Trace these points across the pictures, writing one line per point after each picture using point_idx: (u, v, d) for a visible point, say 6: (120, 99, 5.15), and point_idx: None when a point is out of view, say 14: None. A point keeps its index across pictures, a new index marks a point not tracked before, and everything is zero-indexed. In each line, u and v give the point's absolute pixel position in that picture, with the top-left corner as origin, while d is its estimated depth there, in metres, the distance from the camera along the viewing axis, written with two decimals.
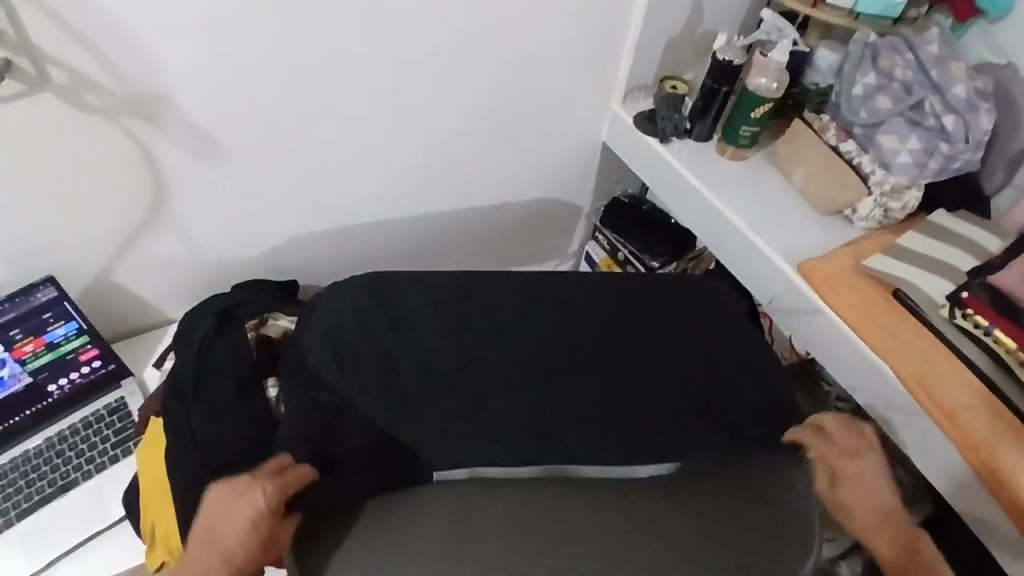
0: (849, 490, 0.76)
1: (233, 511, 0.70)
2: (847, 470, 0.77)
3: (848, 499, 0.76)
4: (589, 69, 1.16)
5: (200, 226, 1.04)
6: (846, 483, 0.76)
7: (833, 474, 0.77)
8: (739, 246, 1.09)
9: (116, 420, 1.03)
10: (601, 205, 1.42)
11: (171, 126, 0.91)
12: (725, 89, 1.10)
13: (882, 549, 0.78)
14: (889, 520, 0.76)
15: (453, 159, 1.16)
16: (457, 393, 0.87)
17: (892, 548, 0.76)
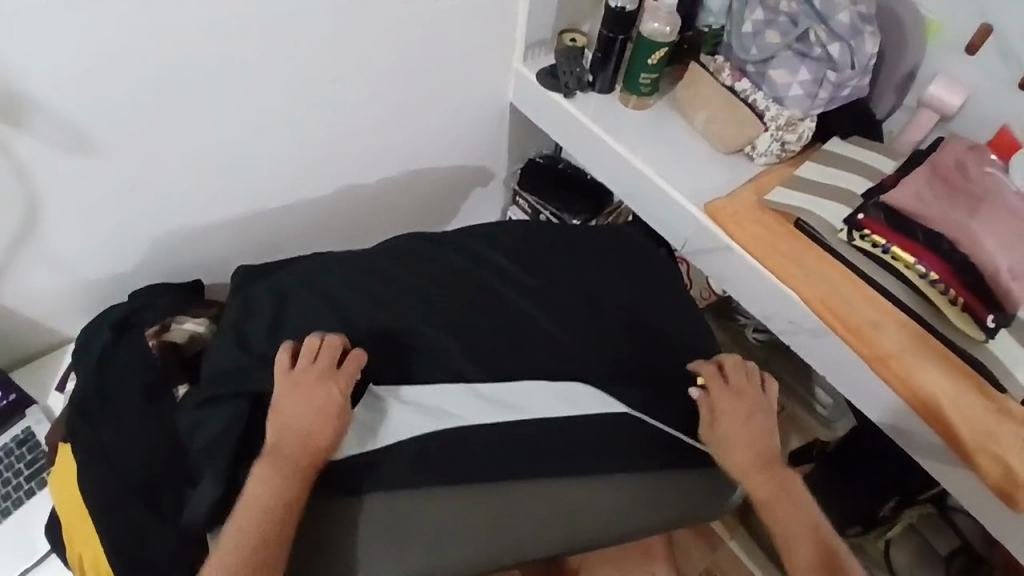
0: (727, 411, 0.85)
1: (309, 392, 0.77)
2: (729, 410, 0.85)
3: (728, 417, 0.85)
4: (486, 28, 1.13)
5: (87, 232, 0.97)
6: (727, 416, 0.85)
7: (718, 411, 0.85)
8: (650, 193, 1.10)
9: (27, 451, 0.96)
10: (516, 168, 1.41)
11: (37, 128, 0.84)
12: (621, 37, 1.10)
13: (757, 466, 0.82)
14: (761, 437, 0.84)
15: (356, 135, 1.13)
16: (403, 419, 0.81)
17: (763, 485, 0.82)
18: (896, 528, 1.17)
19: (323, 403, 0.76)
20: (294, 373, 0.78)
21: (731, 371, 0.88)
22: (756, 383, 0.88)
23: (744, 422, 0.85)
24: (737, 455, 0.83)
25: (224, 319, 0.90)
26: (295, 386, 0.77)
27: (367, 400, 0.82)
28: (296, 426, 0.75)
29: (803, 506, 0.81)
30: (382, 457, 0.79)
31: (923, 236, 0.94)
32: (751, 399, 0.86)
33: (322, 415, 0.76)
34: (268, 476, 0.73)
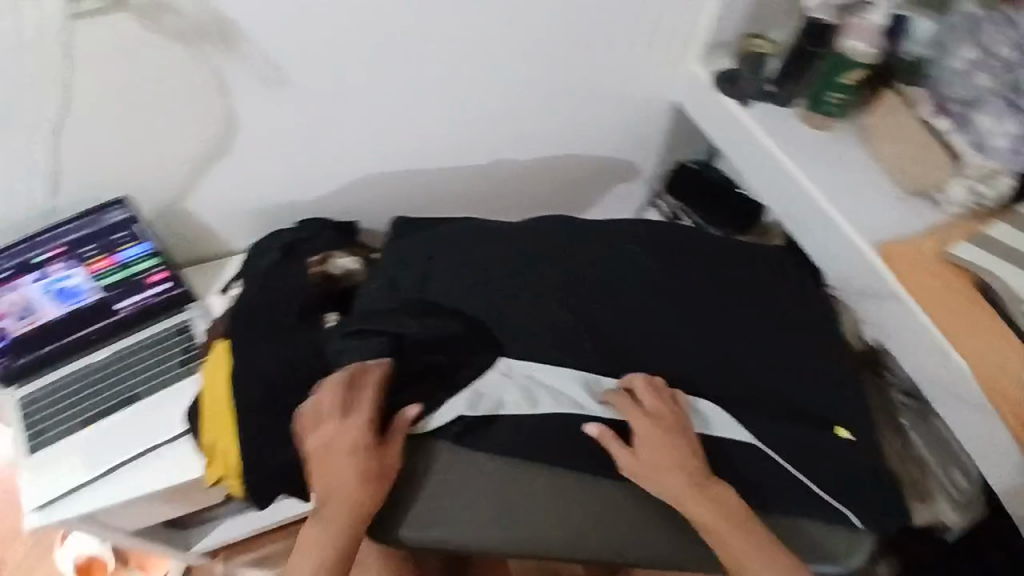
0: (646, 435, 0.84)
1: (327, 425, 0.84)
2: (650, 438, 0.84)
3: (645, 441, 0.84)
4: (671, 24, 1.10)
5: (267, 158, 1.05)
6: (646, 441, 0.84)
7: (638, 450, 0.84)
8: (812, 221, 1.04)
9: (182, 340, 1.04)
10: (664, 170, 1.38)
11: (249, 56, 0.91)
12: (816, 51, 1.04)
13: (694, 494, 0.81)
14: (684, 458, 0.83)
15: (521, 111, 1.14)
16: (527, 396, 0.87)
17: (705, 509, 0.81)
18: None
19: (350, 460, 0.82)
20: (642, 418, 0.84)
21: (642, 394, 0.86)
22: (671, 408, 0.86)
23: (678, 451, 0.84)
24: (671, 486, 0.82)
25: (383, 265, 0.98)
26: (648, 431, 0.84)
27: (502, 367, 0.88)
28: (343, 482, 0.81)
29: (738, 525, 0.80)
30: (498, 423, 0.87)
31: None
32: (672, 424, 0.85)
33: (366, 472, 0.82)
34: (333, 510, 0.81)
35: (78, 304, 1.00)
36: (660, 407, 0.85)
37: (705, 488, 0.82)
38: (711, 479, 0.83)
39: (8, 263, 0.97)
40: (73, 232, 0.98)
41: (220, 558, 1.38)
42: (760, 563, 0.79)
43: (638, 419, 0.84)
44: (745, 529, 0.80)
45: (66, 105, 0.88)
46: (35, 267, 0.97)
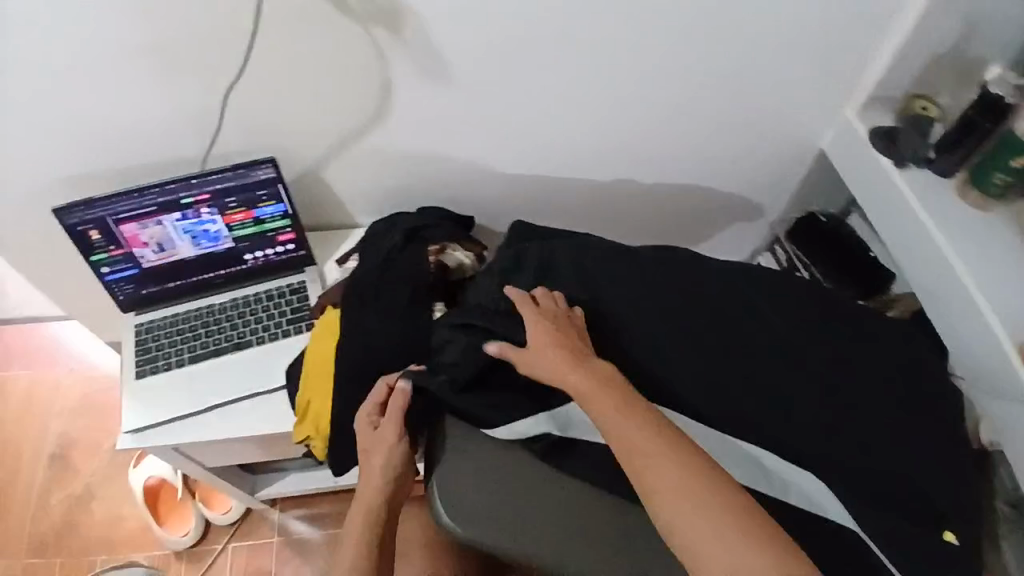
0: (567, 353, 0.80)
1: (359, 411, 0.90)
2: (551, 346, 0.80)
3: (568, 356, 0.80)
4: (831, 75, 1.07)
5: (406, 141, 1.07)
6: (565, 355, 0.80)
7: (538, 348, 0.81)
8: (956, 301, 0.99)
9: (296, 299, 1.12)
10: (790, 216, 1.35)
11: (411, 43, 0.93)
12: (988, 125, 0.97)
13: (633, 426, 0.75)
14: (604, 381, 0.79)
15: (659, 135, 1.13)
16: None
17: (640, 441, 0.74)
18: None
19: (368, 454, 0.88)
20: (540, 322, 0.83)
21: (546, 305, 0.86)
22: (562, 316, 0.85)
23: (596, 375, 0.79)
24: (614, 424, 0.75)
25: (492, 266, 0.99)
26: (547, 346, 0.81)
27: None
28: (369, 475, 0.88)
29: (695, 496, 0.70)
30: (582, 446, 0.83)
31: None
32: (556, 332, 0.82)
33: (378, 462, 0.88)
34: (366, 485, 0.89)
35: (210, 248, 1.08)
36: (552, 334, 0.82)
37: (631, 412, 0.75)
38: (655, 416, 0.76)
39: (154, 199, 1.00)
40: (222, 182, 1.01)
41: (279, 506, 1.45)
42: (727, 553, 0.67)
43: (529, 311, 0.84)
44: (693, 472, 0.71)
45: (240, 66, 0.93)
46: (180, 207, 1.02)
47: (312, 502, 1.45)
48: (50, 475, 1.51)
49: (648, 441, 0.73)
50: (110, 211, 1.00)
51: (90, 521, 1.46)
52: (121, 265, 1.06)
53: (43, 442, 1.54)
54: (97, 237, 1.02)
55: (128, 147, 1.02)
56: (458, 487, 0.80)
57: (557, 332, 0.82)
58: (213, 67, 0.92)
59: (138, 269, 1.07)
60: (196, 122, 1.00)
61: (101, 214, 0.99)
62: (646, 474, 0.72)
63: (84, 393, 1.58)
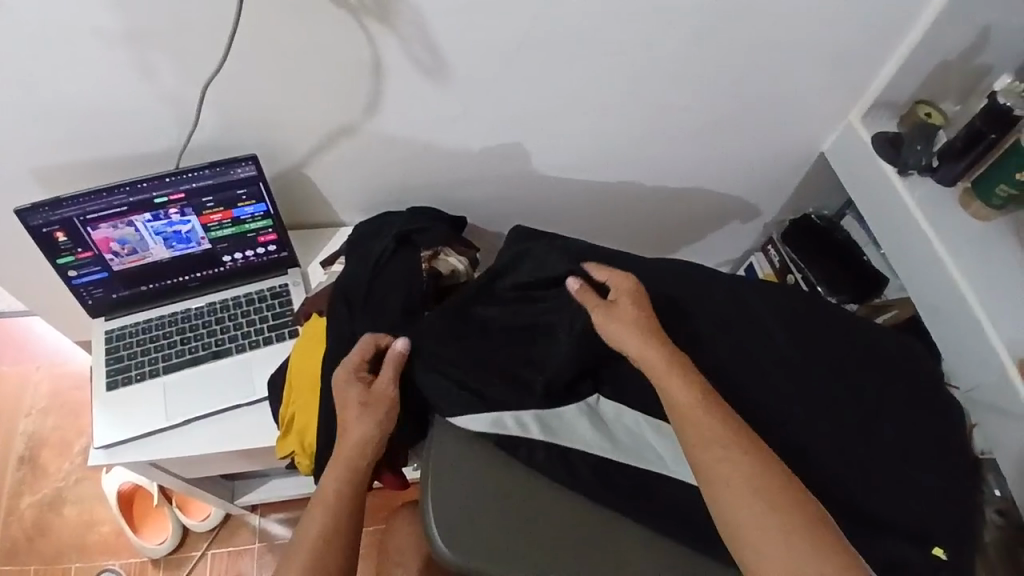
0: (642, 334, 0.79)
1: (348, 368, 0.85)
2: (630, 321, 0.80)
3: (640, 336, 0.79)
4: (837, 78, 1.03)
5: (397, 138, 1.02)
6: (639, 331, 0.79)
7: (614, 304, 0.82)
8: (953, 317, 0.97)
9: (277, 304, 1.06)
10: (785, 219, 1.33)
11: (405, 36, 0.87)
12: (994, 135, 0.94)
13: (704, 418, 0.74)
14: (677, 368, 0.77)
15: (659, 136, 1.09)
16: (609, 441, 0.81)
17: (708, 433, 0.73)
18: None
19: (359, 406, 0.82)
20: (625, 289, 0.83)
21: (620, 287, 0.84)
22: (636, 299, 0.83)
23: (657, 340, 0.79)
24: (675, 387, 0.76)
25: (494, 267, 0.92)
26: (626, 306, 0.82)
27: (588, 403, 0.83)
28: (355, 428, 0.81)
29: (741, 473, 0.70)
30: (574, 467, 0.79)
31: None
32: (636, 313, 0.81)
33: (363, 414, 0.82)
34: (350, 440, 0.81)
35: (187, 250, 1.02)
36: (623, 299, 0.83)
37: (706, 404, 0.74)
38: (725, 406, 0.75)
39: (125, 198, 0.93)
40: (199, 181, 0.94)
41: (258, 511, 1.41)
42: (779, 545, 0.67)
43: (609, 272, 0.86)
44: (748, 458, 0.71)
45: (218, 57, 0.86)
46: (153, 207, 0.95)
47: (294, 505, 1.42)
48: (17, 477, 1.44)
49: (702, 412, 0.74)
50: (77, 211, 0.93)
51: (59, 526, 1.40)
52: (91, 267, 0.99)
53: (9, 443, 1.47)
54: (63, 238, 0.95)
55: (101, 143, 0.95)
56: (437, 501, 0.75)
57: (639, 299, 0.83)
58: (191, 57, 0.85)
59: (108, 272, 1.01)
60: (175, 116, 0.93)
61: (68, 214, 0.92)
62: (698, 440, 0.73)
63: (52, 391, 1.51)
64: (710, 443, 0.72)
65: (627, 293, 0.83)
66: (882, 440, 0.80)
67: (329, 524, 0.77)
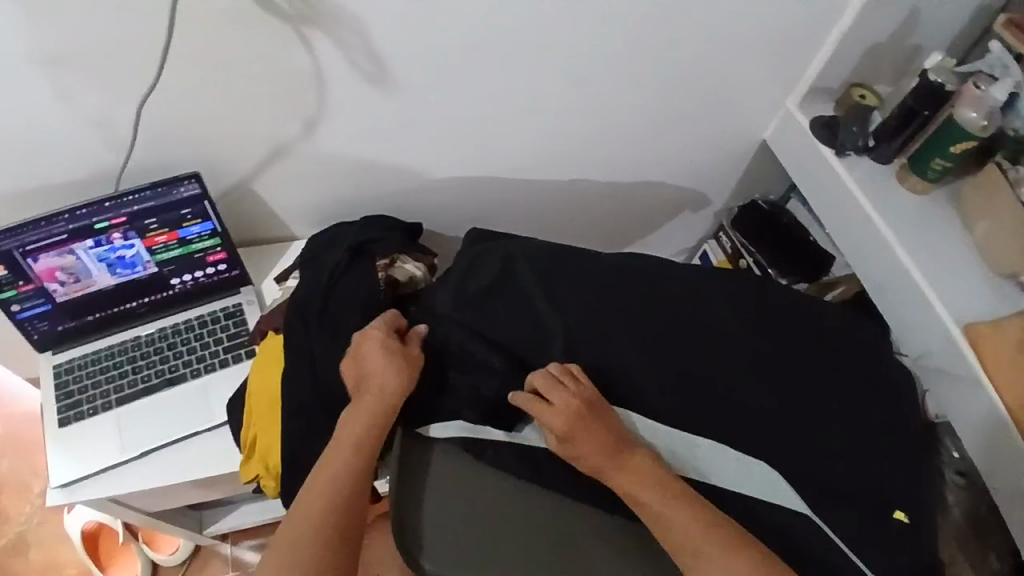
0: (584, 436, 0.75)
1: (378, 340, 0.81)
2: (573, 430, 0.75)
3: (582, 441, 0.75)
4: (775, 66, 1.06)
5: (346, 150, 1.00)
6: (580, 434, 0.75)
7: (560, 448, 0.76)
8: (900, 291, 1.00)
9: (232, 324, 1.03)
10: (734, 205, 1.35)
11: (348, 45, 0.86)
12: (925, 113, 0.99)
13: (652, 496, 0.74)
14: (618, 459, 0.75)
15: (607, 132, 1.10)
16: None
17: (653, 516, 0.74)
18: None
19: (397, 369, 0.80)
20: (564, 395, 0.76)
21: (550, 390, 0.76)
22: (580, 398, 0.76)
23: (602, 436, 0.75)
24: (632, 486, 0.75)
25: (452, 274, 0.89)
26: (567, 405, 0.75)
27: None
28: (388, 389, 0.79)
29: (700, 542, 0.72)
30: (544, 465, 0.79)
31: None
32: (581, 418, 0.75)
33: (398, 379, 0.80)
34: (383, 400, 0.79)
35: (133, 275, 0.98)
36: (561, 396, 0.76)
37: (654, 488, 0.74)
38: (676, 482, 0.75)
39: (64, 227, 0.89)
40: (141, 203, 0.91)
41: (229, 540, 1.37)
42: None
43: (532, 403, 0.77)
44: (713, 524, 0.72)
45: (154, 76, 0.84)
46: (94, 233, 0.91)
47: (266, 530, 1.38)
48: None
49: (652, 496, 0.74)
50: (16, 244, 0.89)
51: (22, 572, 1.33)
52: (33, 301, 0.95)
53: None
54: (3, 273, 0.90)
55: (32, 171, 0.91)
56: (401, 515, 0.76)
57: (581, 399, 0.76)
58: (126, 77, 0.83)
59: (52, 305, 0.97)
60: (112, 138, 0.90)
61: (9, 246, 0.88)
62: (664, 529, 0.73)
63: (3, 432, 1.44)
64: (658, 523, 0.73)
65: (568, 392, 0.76)
66: (839, 413, 0.83)
67: (343, 488, 0.76)
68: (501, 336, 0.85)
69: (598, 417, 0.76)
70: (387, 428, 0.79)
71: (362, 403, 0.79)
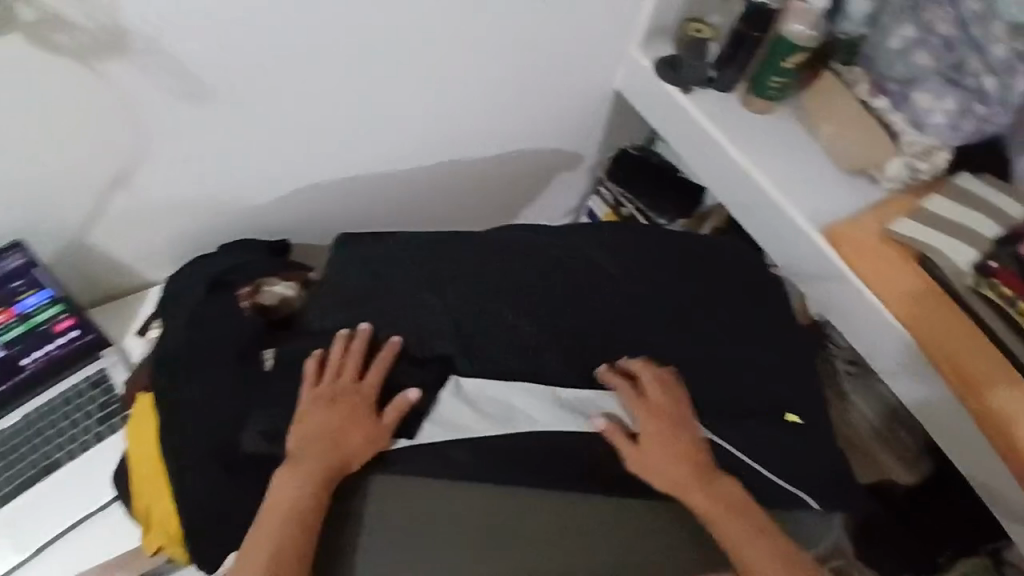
0: (648, 444, 0.77)
1: (337, 376, 0.77)
2: (653, 440, 0.77)
3: (667, 450, 0.77)
4: (609, 14, 1.06)
5: (184, 183, 0.93)
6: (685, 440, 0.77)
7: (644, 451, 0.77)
8: (764, 208, 1.04)
9: (101, 394, 0.94)
10: (607, 157, 1.36)
11: (152, 69, 0.80)
12: (756, 35, 1.02)
13: (712, 503, 0.75)
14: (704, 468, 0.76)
15: (458, 109, 1.07)
16: (477, 421, 0.78)
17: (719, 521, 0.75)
18: None
19: (347, 404, 0.75)
20: (666, 405, 0.78)
21: (650, 393, 0.79)
22: (676, 407, 0.79)
23: (682, 443, 0.77)
24: (694, 496, 0.75)
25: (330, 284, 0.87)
26: (662, 408, 0.78)
27: (451, 389, 0.79)
28: (332, 426, 0.74)
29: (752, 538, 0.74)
30: (456, 459, 0.77)
31: None
32: (659, 428, 0.77)
33: (348, 412, 0.75)
34: (331, 438, 0.73)
35: None
36: (665, 399, 0.79)
37: (714, 494, 0.75)
38: (731, 484, 0.77)
39: None
40: None
41: None
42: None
43: (639, 406, 0.78)
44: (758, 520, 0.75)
45: None
46: None
47: None
48: None
49: (720, 501, 0.75)
50: None
51: None
52: None
53: None
54: None
55: None
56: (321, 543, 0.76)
57: (677, 408, 0.79)
58: None
59: None
60: None
61: None
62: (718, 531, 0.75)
63: None
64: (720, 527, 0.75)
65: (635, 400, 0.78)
66: None
67: (285, 539, 0.70)
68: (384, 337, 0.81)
69: (691, 425, 0.78)
70: (339, 469, 0.73)
71: (313, 439, 0.73)
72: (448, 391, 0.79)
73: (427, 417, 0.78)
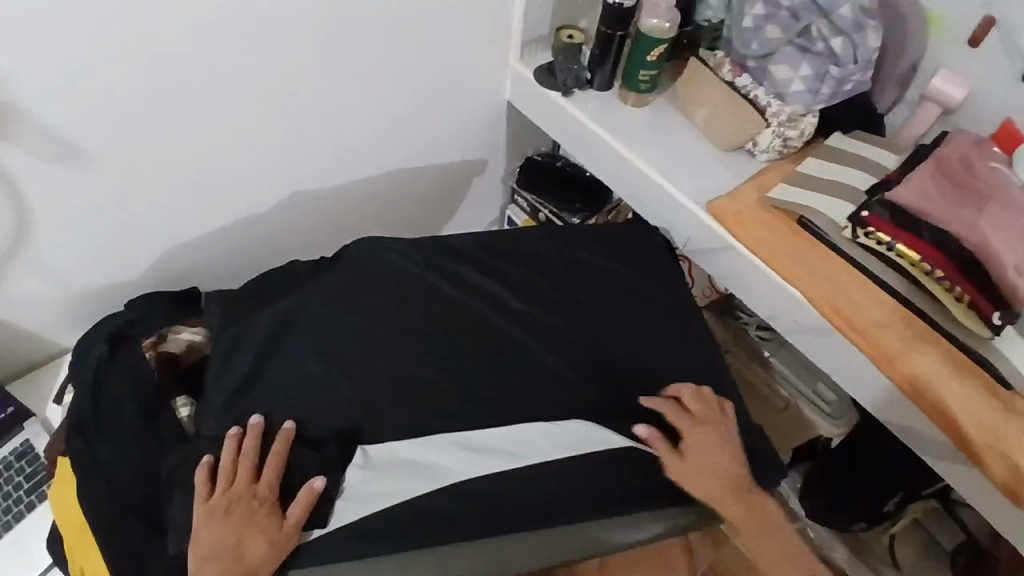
0: (698, 458, 0.85)
1: (232, 480, 0.77)
2: (706, 454, 0.85)
3: (705, 463, 0.85)
4: (479, 31, 1.11)
5: (82, 245, 0.96)
6: (708, 453, 0.85)
7: (686, 458, 0.85)
8: (651, 194, 1.09)
9: (27, 464, 0.95)
10: (515, 166, 1.40)
11: (25, 139, 0.83)
12: (619, 34, 1.07)
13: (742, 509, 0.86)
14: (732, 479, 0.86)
15: (348, 139, 1.11)
16: (388, 468, 0.80)
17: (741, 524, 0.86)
18: (899, 525, 1.23)
19: (244, 506, 0.75)
20: (710, 420, 0.88)
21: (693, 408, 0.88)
22: (718, 421, 0.88)
23: (719, 456, 0.86)
24: (729, 505, 0.85)
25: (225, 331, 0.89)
26: (706, 423, 0.87)
27: (360, 460, 0.80)
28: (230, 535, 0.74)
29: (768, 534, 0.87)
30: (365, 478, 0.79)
31: (929, 234, 0.94)
32: (712, 441, 0.86)
33: (245, 520, 0.75)
34: (228, 550, 0.73)
35: None
36: (705, 409, 0.88)
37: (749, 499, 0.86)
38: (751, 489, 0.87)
39: None
40: None
41: None
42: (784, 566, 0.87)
43: (680, 417, 0.86)
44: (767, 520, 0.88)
45: None
46: None
47: None
48: None
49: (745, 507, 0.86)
50: None
51: None
52: None
53: None
54: None
55: None
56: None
57: (707, 423, 0.87)
58: None
59: None
60: None
61: None
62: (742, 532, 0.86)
63: None
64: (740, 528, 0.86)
65: (705, 415, 0.88)
66: None
67: None
68: (300, 365, 0.86)
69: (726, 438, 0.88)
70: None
71: (213, 556, 0.74)
72: (356, 464, 0.80)
73: (337, 498, 0.78)
